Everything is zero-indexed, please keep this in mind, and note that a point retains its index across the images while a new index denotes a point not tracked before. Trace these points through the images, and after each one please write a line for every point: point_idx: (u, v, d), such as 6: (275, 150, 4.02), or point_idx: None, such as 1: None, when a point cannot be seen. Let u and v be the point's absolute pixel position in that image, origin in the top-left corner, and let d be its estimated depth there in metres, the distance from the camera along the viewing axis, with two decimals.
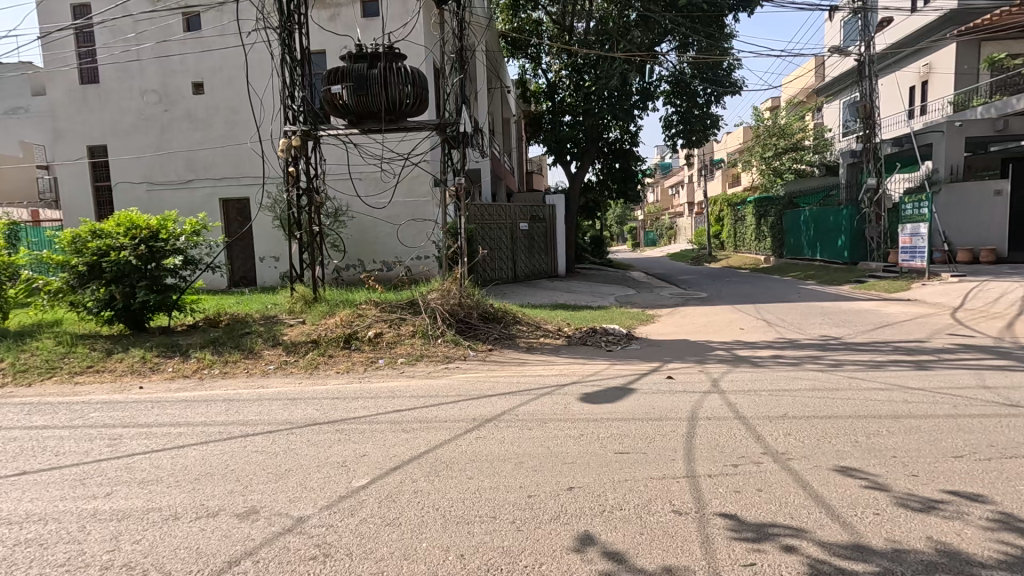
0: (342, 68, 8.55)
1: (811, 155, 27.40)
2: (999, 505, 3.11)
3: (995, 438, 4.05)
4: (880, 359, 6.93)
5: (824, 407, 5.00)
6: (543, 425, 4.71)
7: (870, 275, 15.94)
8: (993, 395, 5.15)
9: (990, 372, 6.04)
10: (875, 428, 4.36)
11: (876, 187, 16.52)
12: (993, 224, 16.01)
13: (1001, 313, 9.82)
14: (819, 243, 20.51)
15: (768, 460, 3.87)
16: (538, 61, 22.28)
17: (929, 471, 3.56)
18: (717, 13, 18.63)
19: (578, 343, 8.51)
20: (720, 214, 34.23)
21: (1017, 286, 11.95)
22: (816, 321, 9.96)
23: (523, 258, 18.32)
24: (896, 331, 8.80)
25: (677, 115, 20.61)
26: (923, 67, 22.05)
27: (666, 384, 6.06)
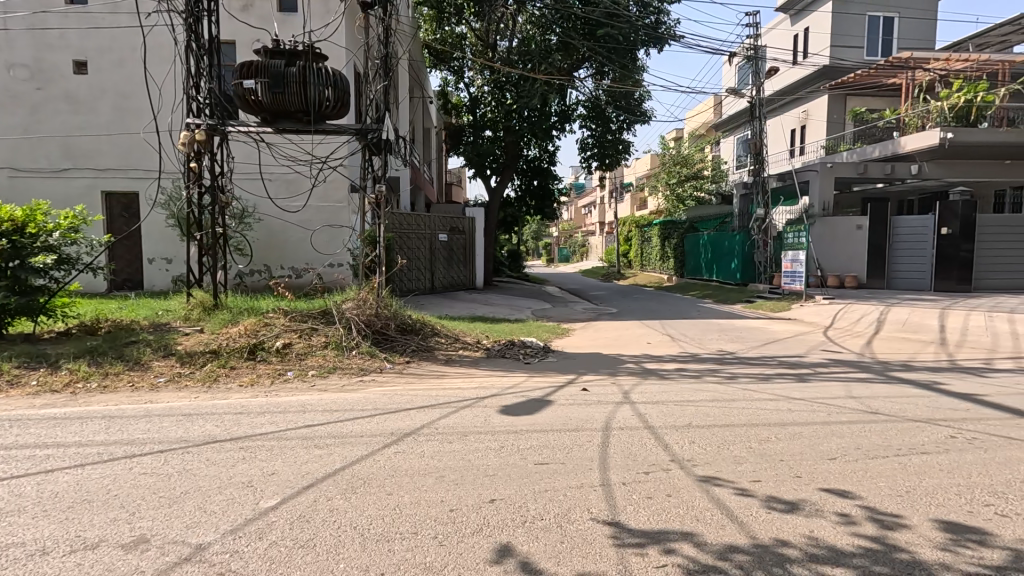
0: (255, 62, 8.06)
1: (709, 184, 29.90)
2: (865, 499, 3.57)
3: (861, 441, 4.64)
4: (767, 372, 7.68)
5: (722, 416, 5.45)
6: (463, 438, 4.69)
7: (758, 295, 17.62)
8: (857, 403, 5.90)
9: (854, 383, 6.91)
10: (765, 435, 4.82)
11: (764, 217, 18.35)
12: (855, 254, 18.35)
13: (862, 332, 11.28)
14: (715, 265, 22.33)
15: (676, 466, 4.14)
16: (461, 75, 22.45)
17: (809, 473, 4.00)
18: (630, 46, 19.80)
19: (497, 356, 8.59)
20: (629, 234, 36.13)
21: (873, 308, 13.79)
22: (713, 337, 10.84)
23: (441, 269, 18.18)
24: (780, 347, 9.81)
25: (592, 138, 21.62)
26: (802, 113, 24.94)
27: (581, 396, 6.29)
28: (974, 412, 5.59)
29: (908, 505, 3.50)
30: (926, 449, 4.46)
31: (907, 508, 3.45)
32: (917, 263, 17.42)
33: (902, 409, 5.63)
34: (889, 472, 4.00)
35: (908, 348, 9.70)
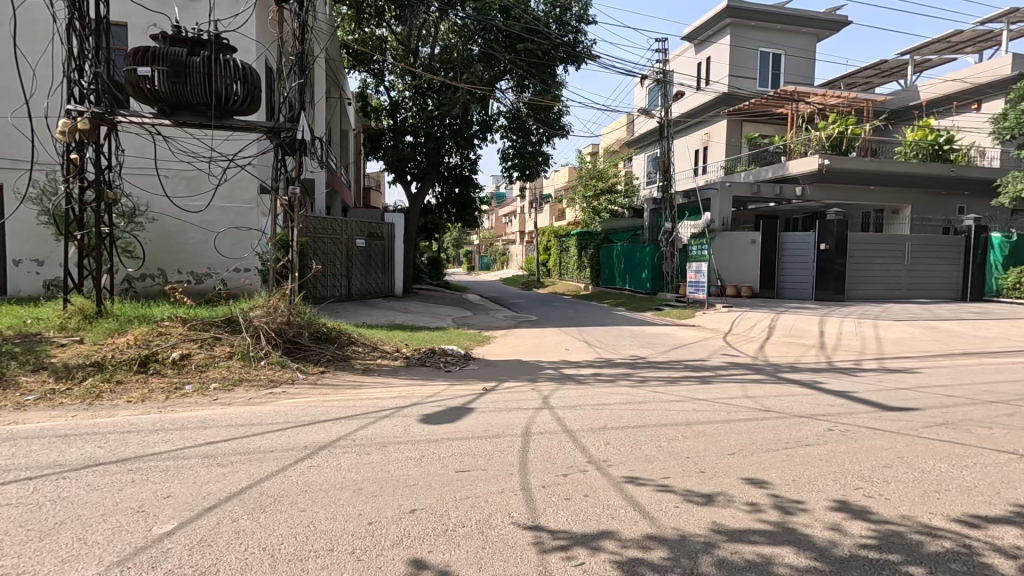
0: (152, 48, 7.39)
1: (622, 198, 31.48)
2: (758, 489, 3.93)
3: (755, 437, 5.08)
4: (675, 375, 8.20)
5: (634, 417, 5.73)
6: (382, 448, 4.57)
7: (666, 304, 18.75)
8: (752, 402, 6.46)
9: (749, 384, 7.56)
10: (673, 434, 5.14)
11: (671, 231, 19.59)
12: (750, 267, 20.05)
13: (756, 337, 12.37)
14: (628, 275, 23.49)
15: (592, 468, 4.30)
16: (381, 78, 22.02)
17: (712, 467, 4.32)
18: (550, 63, 20.38)
19: (416, 364, 8.45)
20: (548, 244, 37.08)
21: (765, 316, 15.16)
22: (626, 343, 11.38)
23: (358, 276, 17.58)
24: (686, 351, 10.51)
25: (513, 149, 22.09)
26: (704, 135, 27.02)
27: (501, 402, 6.35)
28: (847, 406, 6.32)
29: (795, 492, 3.88)
30: (808, 441, 4.97)
31: (796, 496, 3.82)
32: (801, 275, 19.41)
33: (789, 407, 6.24)
34: (778, 463, 4.41)
35: (794, 351, 10.76)
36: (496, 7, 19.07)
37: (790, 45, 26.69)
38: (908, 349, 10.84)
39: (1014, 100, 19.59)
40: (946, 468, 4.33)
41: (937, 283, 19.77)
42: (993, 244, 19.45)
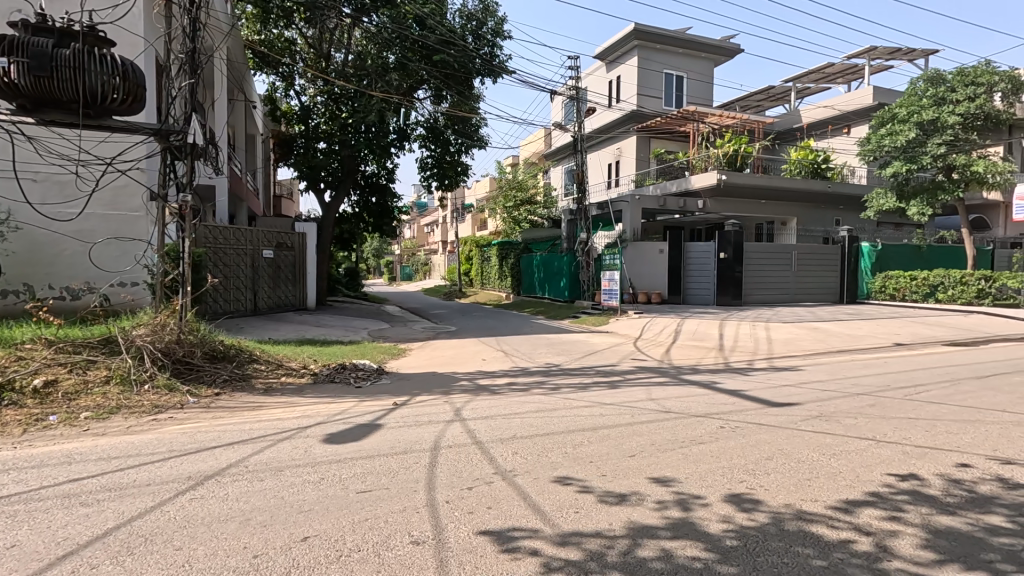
0: (9, 37, 6.56)
1: (541, 209, 32.20)
2: (655, 488, 4.11)
3: (654, 438, 5.34)
4: (586, 381, 8.45)
5: (543, 425, 5.84)
6: (277, 474, 4.29)
7: (583, 311, 19.38)
8: (654, 404, 6.80)
9: (653, 387, 7.94)
10: (579, 440, 5.28)
11: (586, 241, 20.28)
12: (659, 275, 21.20)
13: (663, 342, 13.09)
14: (547, 284, 24.03)
15: (498, 478, 4.30)
16: (291, 82, 21.04)
17: (613, 470, 4.48)
18: (466, 75, 20.47)
19: (324, 381, 8.08)
20: (470, 254, 37.00)
21: (672, 321, 16.09)
22: (542, 351, 11.57)
23: (265, 288, 16.58)
24: (598, 357, 10.90)
25: (432, 159, 21.93)
26: (616, 150, 28.39)
27: (412, 417, 6.22)
28: (738, 405, 6.80)
29: (688, 488, 4.12)
30: (701, 439, 5.30)
31: (690, 492, 4.05)
32: (705, 282, 20.78)
33: (687, 407, 6.63)
34: (673, 462, 4.66)
35: (696, 354, 11.46)
36: (411, 16, 18.90)
37: (691, 69, 28.73)
38: (794, 349, 11.89)
39: (875, 126, 22.36)
40: (817, 457, 4.79)
41: (820, 287, 21.90)
42: (863, 252, 22.26)
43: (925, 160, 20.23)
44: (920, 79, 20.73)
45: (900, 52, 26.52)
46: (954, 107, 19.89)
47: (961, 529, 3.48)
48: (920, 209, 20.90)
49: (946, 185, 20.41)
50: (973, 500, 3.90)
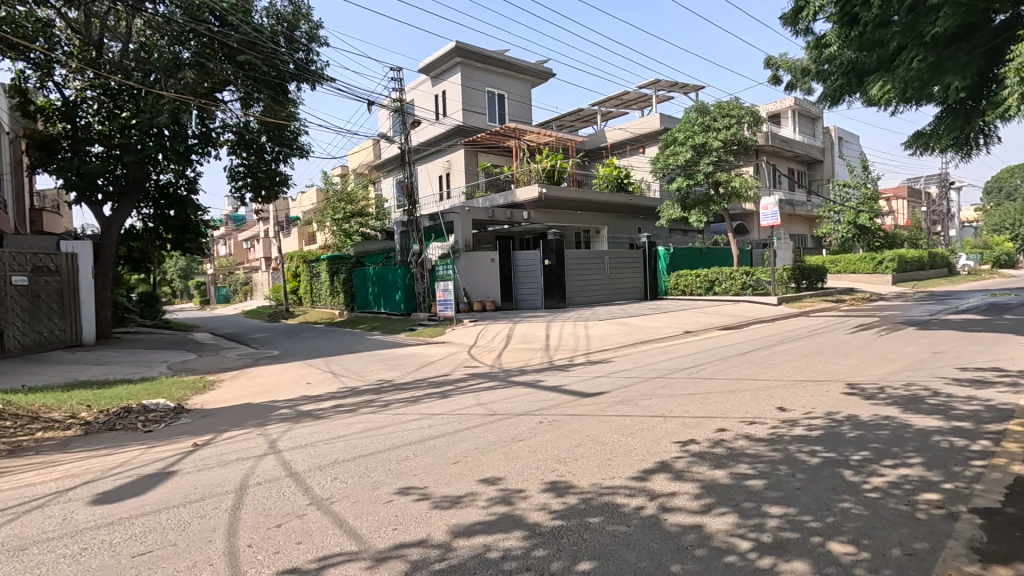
0: None
1: (374, 221, 31.20)
2: (476, 490, 4.22)
3: (479, 442, 5.49)
4: (419, 394, 8.40)
5: (368, 445, 5.62)
6: (19, 555, 3.45)
7: (419, 323, 19.22)
8: (482, 408, 7.02)
9: (482, 392, 8.17)
10: (405, 454, 5.20)
11: (419, 252, 20.21)
12: (491, 283, 22.01)
13: (495, 347, 13.62)
14: (381, 298, 23.35)
15: (312, 509, 4.02)
16: (47, 72, 17.23)
17: (437, 480, 4.49)
18: (280, 78, 18.98)
19: (101, 430, 6.75)
20: (296, 271, 34.24)
21: (505, 326, 16.82)
22: (374, 369, 11.14)
23: (16, 324, 13.30)
24: (432, 368, 10.92)
25: (243, 167, 20.00)
26: (445, 162, 28.94)
27: (216, 456, 5.51)
28: (557, 399, 7.36)
29: (508, 484, 4.32)
30: (522, 437, 5.61)
31: (509, 488, 4.25)
32: (533, 287, 22.21)
33: (512, 407, 6.96)
34: (495, 463, 4.84)
35: (525, 356, 12.14)
36: (208, 10, 16.91)
37: (511, 89, 30.54)
38: (607, 343, 13.27)
39: (663, 146, 26.21)
40: (618, 438, 5.41)
41: (628, 287, 24.86)
42: (660, 255, 25.89)
43: (699, 176, 24.38)
44: (693, 109, 24.86)
45: (678, 85, 31.50)
46: (718, 133, 24.09)
47: (721, 480, 4.20)
48: (700, 218, 25.14)
49: (715, 198, 24.83)
50: (730, 455, 4.75)
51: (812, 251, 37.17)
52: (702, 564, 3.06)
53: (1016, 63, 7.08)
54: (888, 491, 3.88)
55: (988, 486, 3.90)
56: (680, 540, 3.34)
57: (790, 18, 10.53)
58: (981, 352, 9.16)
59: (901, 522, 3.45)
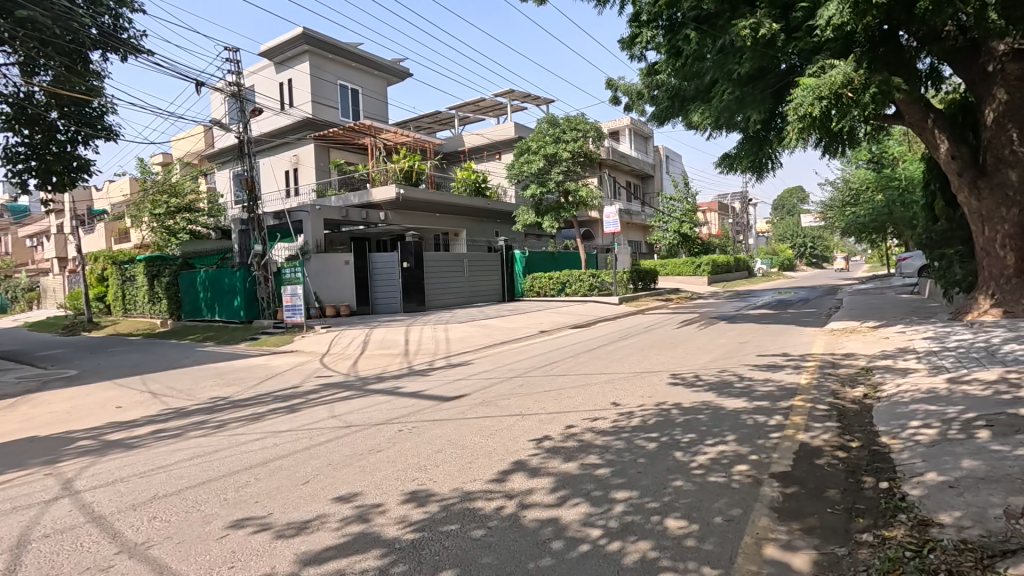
0: None
1: (205, 217, 27.57)
2: (329, 511, 3.91)
3: (332, 457, 5.12)
4: (262, 410, 7.60)
5: (199, 473, 4.92)
6: None
7: (263, 332, 17.44)
8: (337, 421, 6.58)
9: (336, 403, 7.66)
10: (244, 479, 4.64)
11: (262, 253, 18.37)
12: (345, 286, 20.77)
13: (350, 354, 12.90)
14: (216, 304, 20.73)
15: (122, 558, 3.37)
16: None
17: (284, 504, 4.08)
18: (78, 44, 15.83)
19: None
20: (103, 273, 28.91)
21: (361, 331, 16.03)
22: (206, 385, 9.81)
23: None
24: (278, 381, 9.97)
25: (25, 148, 16.34)
26: (292, 156, 26.84)
27: None
28: (417, 405, 7.19)
29: (365, 500, 4.08)
30: (380, 447, 5.36)
31: (366, 504, 4.02)
32: (391, 291, 21.57)
33: (369, 417, 6.64)
34: (349, 478, 4.54)
35: (383, 362, 11.71)
36: None
37: (365, 85, 29.32)
38: (467, 346, 13.38)
39: (518, 153, 27.32)
40: (477, 440, 5.44)
41: (487, 289, 25.39)
42: (516, 258, 26.91)
43: (551, 184, 25.89)
44: (544, 120, 26.24)
45: (530, 96, 33.09)
46: (567, 145, 25.76)
47: (573, 472, 4.44)
48: (552, 223, 26.64)
49: (565, 206, 26.53)
50: (581, 447, 5.05)
51: (646, 255, 41.59)
52: (558, 557, 3.19)
53: (793, 103, 8.63)
54: (709, 466, 4.46)
55: (781, 453, 4.69)
56: (538, 535, 3.44)
57: (627, 44, 11.60)
58: (773, 340, 11.07)
59: (720, 492, 3.98)
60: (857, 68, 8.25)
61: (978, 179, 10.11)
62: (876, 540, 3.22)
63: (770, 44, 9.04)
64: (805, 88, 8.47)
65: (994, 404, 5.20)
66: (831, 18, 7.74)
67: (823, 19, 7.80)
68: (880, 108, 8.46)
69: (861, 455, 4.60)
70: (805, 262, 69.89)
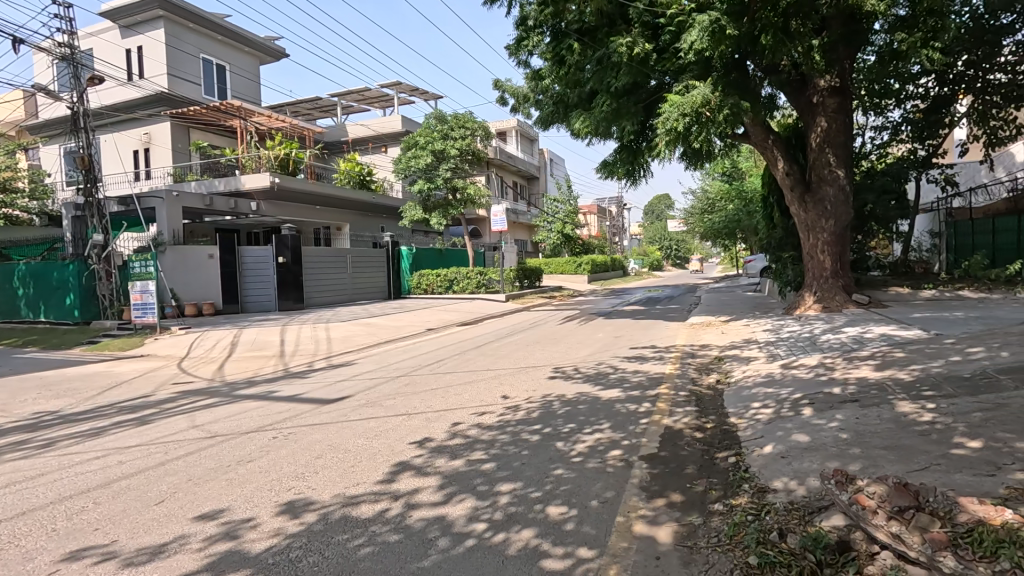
0: None
1: (26, 200, 23.14)
2: (189, 532, 3.52)
3: (194, 471, 4.62)
4: (103, 424, 6.60)
5: (17, 502, 4.14)
6: None
7: (104, 334, 15.14)
8: (199, 431, 5.93)
9: (198, 412, 6.90)
10: (81, 505, 4.01)
11: (103, 244, 15.97)
12: (210, 283, 18.75)
13: (215, 357, 11.68)
14: (41, 303, 17.56)
15: None
16: None
17: (133, 528, 3.60)
18: None
19: None
20: None
21: (228, 332, 14.60)
22: (27, 399, 8.26)
23: None
24: (124, 390, 8.72)
25: None
26: (143, 135, 23.65)
27: None
28: (294, 410, 6.74)
29: (233, 516, 3.74)
30: (251, 457, 4.94)
31: (234, 519, 3.68)
32: (264, 288, 19.87)
33: (237, 425, 6.08)
34: (214, 493, 4.13)
35: (254, 365, 10.77)
36: None
37: (233, 61, 26.70)
38: (350, 345, 12.81)
39: (406, 148, 26.77)
40: (361, 442, 5.25)
41: (371, 286, 24.51)
42: (402, 255, 26.30)
43: (439, 181, 25.67)
44: (432, 116, 25.94)
45: (418, 90, 32.50)
46: (455, 142, 25.70)
47: (458, 468, 4.47)
48: (439, 220, 26.44)
49: (453, 203, 26.46)
50: (467, 444, 5.10)
51: (531, 254, 42.93)
52: (444, 554, 3.19)
53: (662, 118, 9.48)
54: (586, 453, 4.74)
55: (649, 437, 5.13)
56: (423, 535, 3.41)
57: (514, 48, 11.88)
58: (644, 334, 12.05)
59: (596, 477, 4.25)
60: (714, 90, 9.29)
61: (805, 194, 11.88)
62: (725, 509, 3.66)
63: (643, 62, 9.85)
64: (673, 105, 9.34)
65: (814, 385, 6.17)
66: (693, 43, 8.59)
67: (686, 45, 8.66)
68: (732, 127, 9.58)
69: (714, 434, 5.20)
70: (671, 263, 76.94)
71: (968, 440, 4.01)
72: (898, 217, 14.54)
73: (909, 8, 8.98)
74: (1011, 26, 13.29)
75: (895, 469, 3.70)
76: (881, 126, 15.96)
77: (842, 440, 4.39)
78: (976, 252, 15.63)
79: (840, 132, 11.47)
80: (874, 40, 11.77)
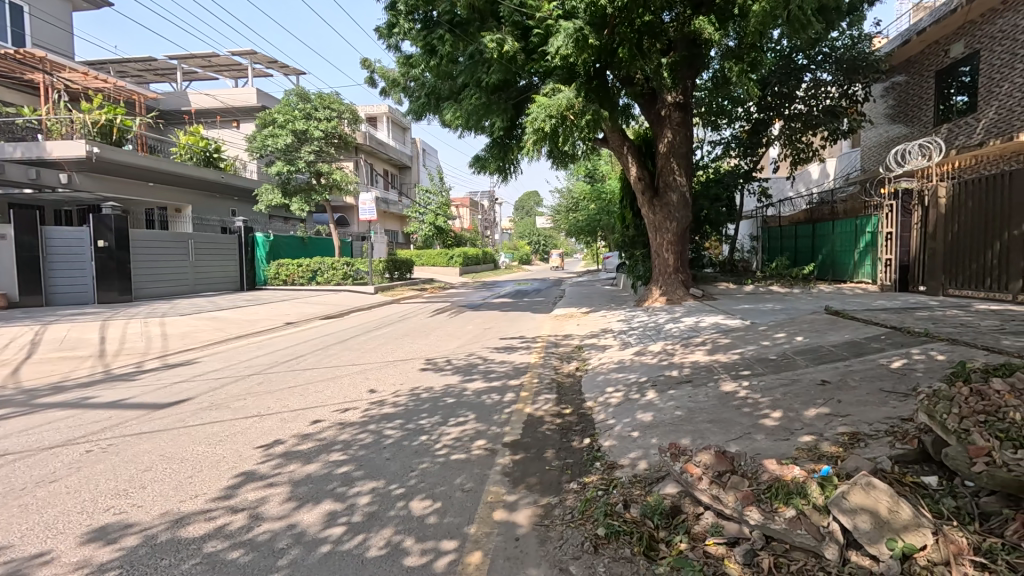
0: None
1: None
2: None
3: None
4: None
5: None
6: None
7: None
8: None
9: None
10: None
11: None
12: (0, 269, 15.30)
13: (7, 359, 9.60)
14: None
15: None
16: None
17: None
18: None
19: None
20: None
21: (27, 329, 12.08)
22: None
23: None
24: None
25: None
26: None
27: None
28: (116, 418, 5.80)
29: (27, 550, 3.12)
30: (55, 477, 4.15)
31: (27, 555, 3.07)
32: (77, 277, 16.77)
33: (35, 440, 5.06)
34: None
35: (64, 367, 9.07)
36: None
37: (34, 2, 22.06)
38: (191, 342, 11.37)
39: (262, 125, 24.52)
40: (201, 450, 4.70)
41: (220, 277, 22.03)
42: (257, 242, 24.04)
43: (300, 164, 23.84)
44: (293, 93, 23.97)
45: (276, 63, 29.78)
46: (319, 123, 24.00)
47: (315, 472, 4.21)
48: (301, 206, 24.61)
49: (316, 188, 24.74)
50: (326, 444, 4.82)
51: (402, 246, 41.90)
52: (295, 564, 2.99)
53: (531, 118, 9.78)
54: (451, 445, 4.76)
55: (512, 425, 5.31)
56: (272, 546, 3.16)
57: (384, 31, 11.44)
58: (511, 326, 12.43)
59: (460, 467, 4.30)
60: (577, 96, 9.81)
61: (653, 199, 13.14)
62: (579, 487, 3.93)
63: (512, 61, 10.08)
64: (540, 106, 9.68)
65: (657, 370, 6.88)
66: (559, 48, 8.90)
67: (553, 51, 8.99)
68: (593, 131, 10.22)
69: (572, 419, 5.54)
70: (539, 257, 80.28)
71: (772, 411, 4.77)
72: (727, 222, 16.73)
73: (736, 40, 10.29)
74: (810, 66, 16.12)
75: (717, 440, 4.27)
76: (716, 142, 18.27)
77: (677, 417, 4.95)
78: (783, 254, 18.63)
79: (682, 145, 12.84)
80: (710, 65, 13.38)
